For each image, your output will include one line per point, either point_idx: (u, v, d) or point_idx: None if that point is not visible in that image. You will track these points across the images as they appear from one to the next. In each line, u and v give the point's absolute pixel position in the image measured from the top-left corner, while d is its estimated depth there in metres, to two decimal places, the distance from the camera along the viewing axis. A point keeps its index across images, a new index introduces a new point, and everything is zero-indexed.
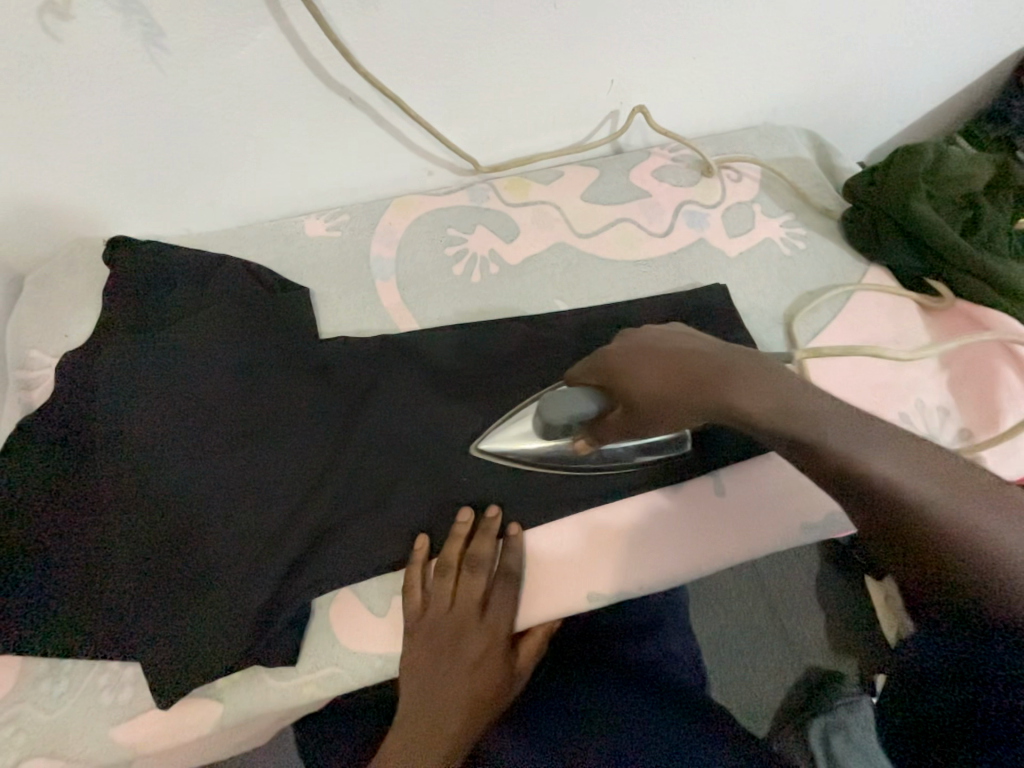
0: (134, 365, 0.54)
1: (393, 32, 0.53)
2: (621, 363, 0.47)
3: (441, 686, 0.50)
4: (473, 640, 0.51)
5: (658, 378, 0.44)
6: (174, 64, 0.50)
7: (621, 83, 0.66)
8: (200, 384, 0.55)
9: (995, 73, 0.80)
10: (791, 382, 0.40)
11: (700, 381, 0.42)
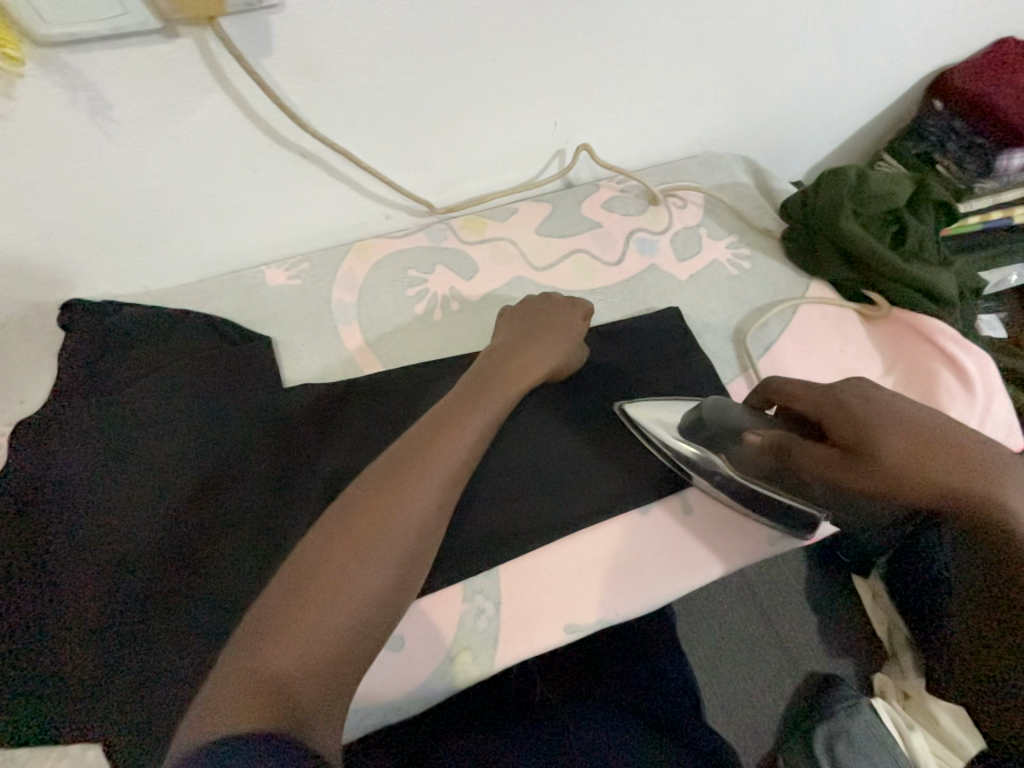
0: (94, 426, 0.54)
1: (339, 92, 0.55)
2: (853, 410, 0.44)
3: (516, 354, 0.59)
4: (551, 315, 0.63)
5: (946, 462, 0.39)
6: (125, 133, 0.51)
7: (564, 124, 0.70)
8: (162, 442, 0.55)
9: (909, 96, 0.87)
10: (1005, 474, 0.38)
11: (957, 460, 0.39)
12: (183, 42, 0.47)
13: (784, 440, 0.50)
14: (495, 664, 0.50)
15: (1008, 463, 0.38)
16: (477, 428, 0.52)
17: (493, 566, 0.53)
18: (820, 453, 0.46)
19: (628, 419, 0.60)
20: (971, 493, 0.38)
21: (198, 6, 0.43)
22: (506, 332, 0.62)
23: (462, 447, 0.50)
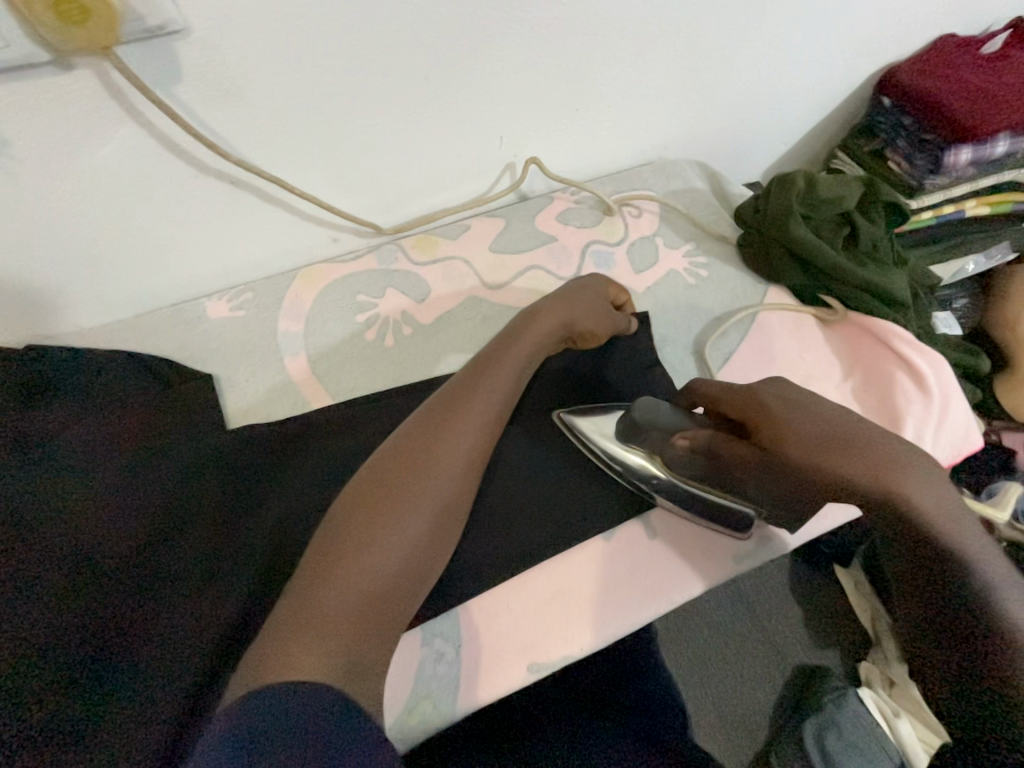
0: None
1: (264, 115, 0.52)
2: (776, 410, 0.45)
3: (546, 330, 0.56)
4: (593, 295, 0.60)
5: (857, 462, 0.40)
6: (28, 169, 0.48)
7: (511, 138, 0.68)
8: (73, 488, 0.46)
9: (859, 94, 0.87)
10: (901, 461, 0.40)
11: (861, 453, 0.40)
12: (80, 74, 0.44)
13: (712, 442, 0.50)
14: (457, 711, 0.48)
15: (905, 453, 0.40)
16: (502, 385, 0.52)
17: (451, 606, 0.51)
18: (742, 452, 0.47)
19: (568, 428, 0.59)
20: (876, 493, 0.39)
21: (88, 37, 0.40)
22: (552, 297, 0.59)
23: (485, 406, 0.51)
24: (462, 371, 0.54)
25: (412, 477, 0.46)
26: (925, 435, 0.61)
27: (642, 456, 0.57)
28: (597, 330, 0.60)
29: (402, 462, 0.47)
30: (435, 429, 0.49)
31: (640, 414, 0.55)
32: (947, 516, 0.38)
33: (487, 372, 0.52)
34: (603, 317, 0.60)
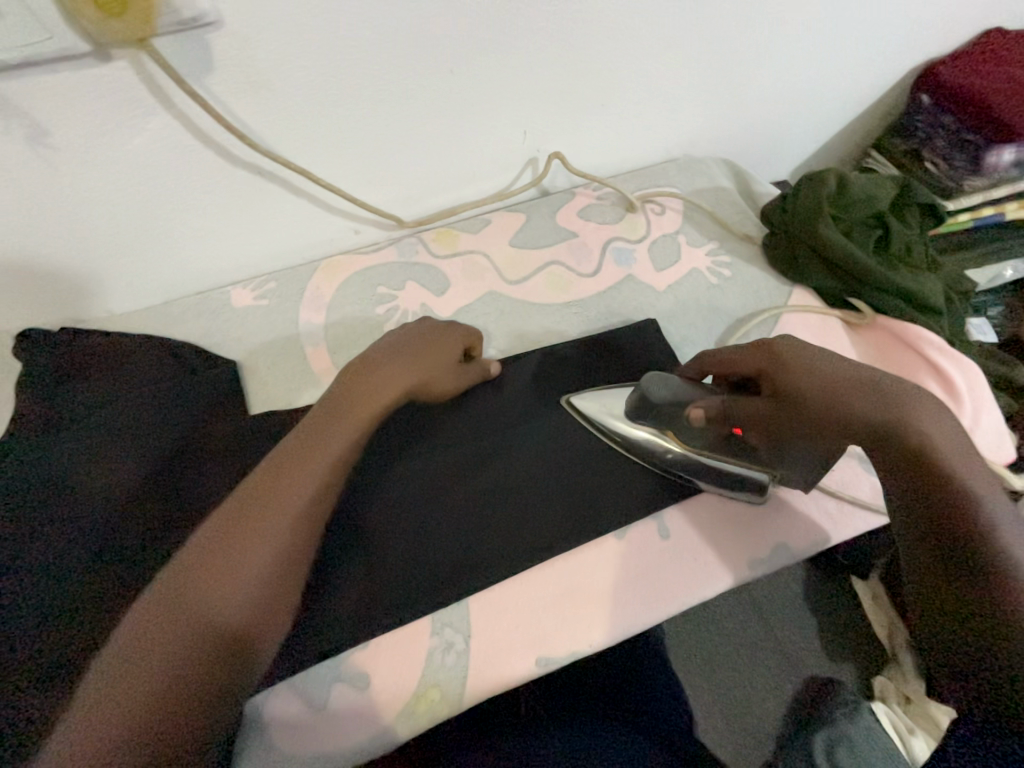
0: (45, 456, 0.50)
1: (292, 108, 0.53)
2: (790, 358, 0.48)
3: (383, 384, 0.49)
4: (446, 349, 0.54)
5: (868, 401, 0.44)
6: (66, 159, 0.49)
7: (534, 133, 0.68)
8: (114, 474, 0.51)
9: (897, 91, 0.84)
10: (916, 403, 0.43)
11: (876, 395, 0.44)
12: (117, 65, 0.45)
13: (724, 406, 0.54)
14: (463, 701, 0.48)
15: (916, 394, 0.44)
16: (325, 464, 0.44)
17: (462, 598, 0.51)
18: (757, 406, 0.51)
19: (574, 410, 0.60)
20: (895, 434, 0.42)
21: (126, 30, 0.41)
22: (389, 345, 0.52)
23: (316, 479, 0.44)
24: (335, 388, 0.49)
25: (218, 571, 0.39)
26: None
27: (655, 432, 0.57)
28: (439, 389, 0.55)
29: (204, 554, 0.40)
30: (251, 511, 0.42)
31: (652, 390, 0.55)
32: (968, 456, 0.40)
33: (318, 444, 0.45)
34: (444, 373, 0.54)
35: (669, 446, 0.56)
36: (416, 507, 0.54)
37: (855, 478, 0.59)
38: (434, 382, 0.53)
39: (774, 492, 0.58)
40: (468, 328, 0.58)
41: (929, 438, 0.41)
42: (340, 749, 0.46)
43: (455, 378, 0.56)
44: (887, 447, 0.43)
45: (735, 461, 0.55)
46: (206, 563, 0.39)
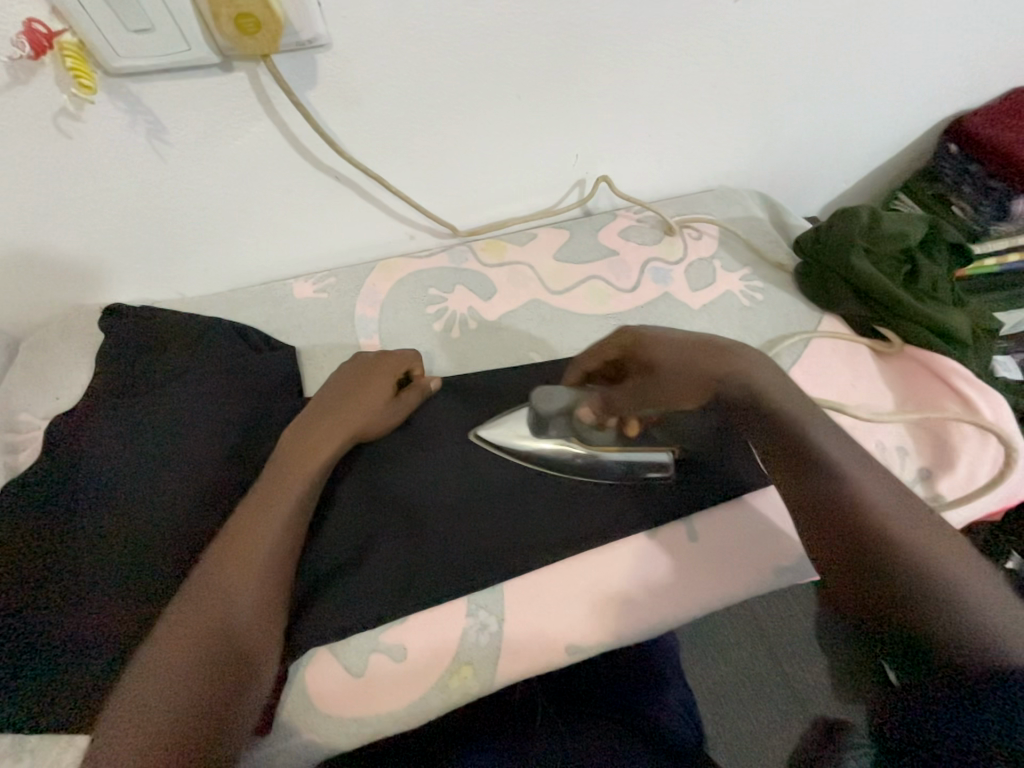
0: (135, 420, 0.57)
1: (375, 122, 0.59)
2: (646, 337, 0.58)
3: (320, 433, 0.55)
4: (382, 383, 0.60)
5: (710, 360, 0.53)
6: (175, 154, 0.56)
7: (585, 157, 0.73)
8: (192, 441, 0.57)
9: (927, 138, 0.89)
10: (740, 354, 0.52)
11: (711, 352, 0.53)
12: (236, 76, 0.51)
13: (606, 399, 0.59)
14: (495, 681, 0.51)
15: (737, 344, 0.54)
16: (285, 520, 0.49)
17: (497, 583, 0.53)
18: (629, 388, 0.60)
19: (482, 441, 0.60)
20: (736, 382, 0.50)
21: (256, 46, 0.47)
22: (328, 394, 0.58)
23: (277, 530, 0.49)
24: (285, 440, 0.55)
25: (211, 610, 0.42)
26: (979, 470, 0.61)
27: (558, 441, 0.58)
28: (380, 426, 0.59)
29: (187, 613, 0.41)
30: (222, 567, 0.45)
31: (540, 405, 0.57)
32: (785, 389, 0.48)
33: (268, 500, 0.50)
34: (387, 411, 0.59)
35: (575, 450, 0.58)
36: (458, 493, 0.57)
37: None
38: (381, 420, 0.59)
39: None
40: (407, 355, 0.62)
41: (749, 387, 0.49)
42: (374, 716, 0.48)
43: (404, 409, 0.60)
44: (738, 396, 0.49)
45: (640, 450, 0.59)
46: (190, 618, 0.41)
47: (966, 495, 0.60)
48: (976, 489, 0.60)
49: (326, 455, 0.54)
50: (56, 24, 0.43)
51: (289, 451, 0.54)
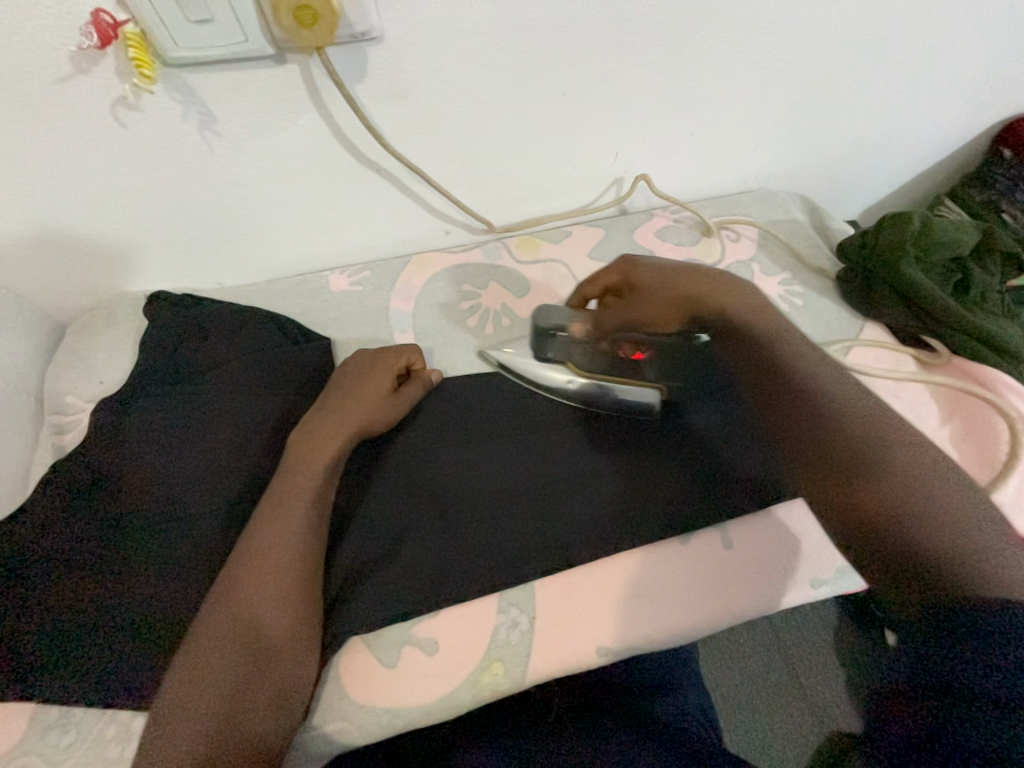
0: (177, 406, 0.58)
1: (420, 117, 0.59)
2: (645, 270, 0.62)
3: (325, 431, 0.54)
4: (383, 378, 0.59)
5: (701, 292, 0.59)
6: (224, 145, 0.56)
7: (625, 155, 0.72)
8: (231, 428, 0.58)
9: (980, 141, 0.85)
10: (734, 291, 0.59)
11: (699, 287, 0.60)
12: (288, 68, 0.51)
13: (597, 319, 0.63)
14: (525, 679, 0.51)
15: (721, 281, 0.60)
16: (295, 525, 0.49)
17: (529, 582, 0.53)
18: (615, 310, 0.63)
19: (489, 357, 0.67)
20: (713, 310, 0.59)
21: (311, 39, 0.47)
22: (334, 393, 0.58)
23: (293, 534, 0.49)
24: (292, 442, 0.55)
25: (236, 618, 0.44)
26: None
27: (556, 365, 0.63)
28: (381, 421, 0.57)
29: (208, 626, 0.44)
30: (238, 577, 0.46)
31: (543, 317, 0.63)
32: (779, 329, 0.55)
33: (282, 503, 0.50)
34: (390, 407, 0.58)
35: (568, 376, 0.63)
36: (492, 490, 0.57)
37: None
38: (385, 416, 0.58)
39: None
40: (405, 350, 0.62)
41: (754, 331, 0.56)
42: (407, 708, 0.49)
43: (406, 405, 0.59)
44: (745, 347, 0.55)
45: (624, 383, 0.62)
46: (211, 634, 0.43)
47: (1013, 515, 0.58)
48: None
49: (331, 455, 0.53)
50: (121, 14, 0.44)
51: (297, 452, 0.53)
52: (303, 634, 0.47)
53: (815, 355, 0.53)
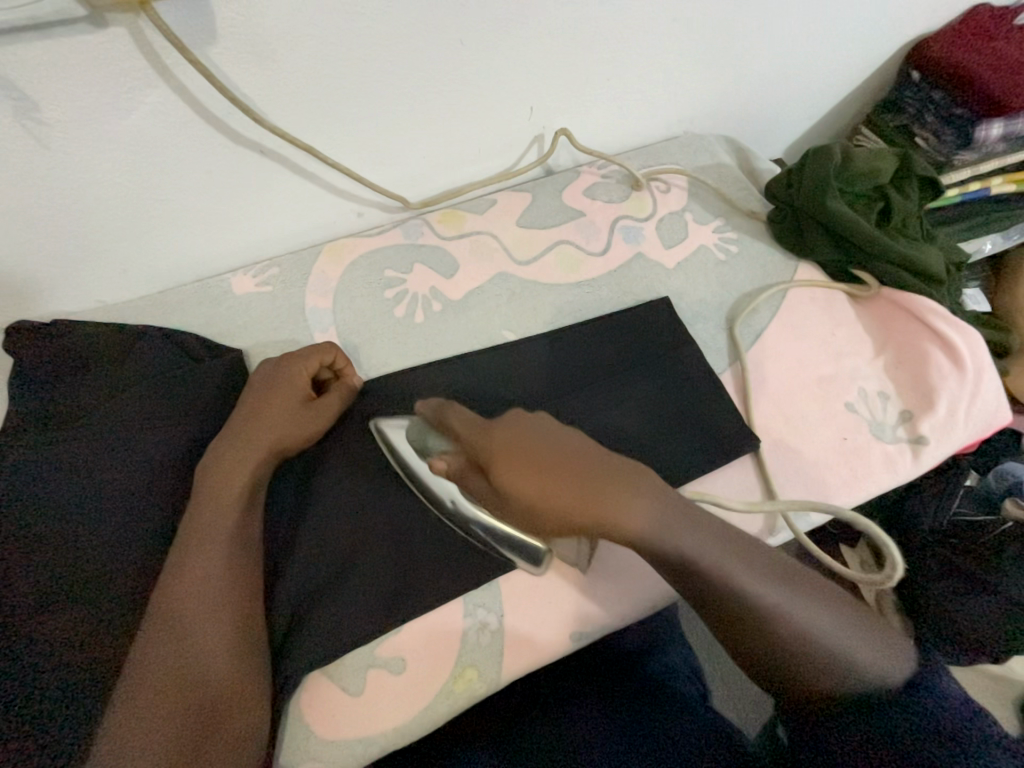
0: (65, 451, 0.50)
1: (293, 81, 0.51)
2: (497, 453, 0.46)
3: (238, 452, 0.49)
4: (295, 383, 0.53)
5: (605, 513, 0.42)
6: (56, 136, 0.46)
7: (541, 109, 0.66)
8: (135, 466, 0.51)
9: (889, 65, 0.85)
10: (650, 494, 0.43)
11: (598, 501, 0.42)
12: (114, 32, 0.43)
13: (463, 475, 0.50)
14: (501, 678, 0.49)
15: (630, 482, 0.43)
16: (216, 560, 0.45)
17: (493, 579, 0.51)
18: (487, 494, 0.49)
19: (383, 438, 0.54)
20: (636, 537, 0.42)
21: None
22: (245, 408, 0.52)
23: (215, 567, 0.44)
24: (202, 469, 0.49)
25: (164, 670, 0.41)
26: (957, 408, 0.61)
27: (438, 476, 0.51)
28: (297, 433, 0.52)
29: (140, 684, 0.40)
30: (161, 623, 0.42)
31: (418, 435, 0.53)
32: (700, 527, 0.43)
33: (200, 536, 0.45)
34: (308, 413, 0.53)
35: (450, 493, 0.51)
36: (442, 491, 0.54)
37: (866, 446, 0.60)
38: (305, 425, 0.53)
39: (790, 463, 0.59)
40: (315, 349, 0.56)
41: (669, 557, 0.42)
42: (382, 730, 0.46)
43: (329, 408, 0.54)
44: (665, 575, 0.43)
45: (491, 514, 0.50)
46: (137, 689, 0.40)
47: (946, 434, 0.60)
48: (955, 428, 0.60)
49: (245, 475, 0.48)
50: None
51: (207, 480, 0.48)
52: (243, 673, 0.43)
53: (725, 546, 0.43)
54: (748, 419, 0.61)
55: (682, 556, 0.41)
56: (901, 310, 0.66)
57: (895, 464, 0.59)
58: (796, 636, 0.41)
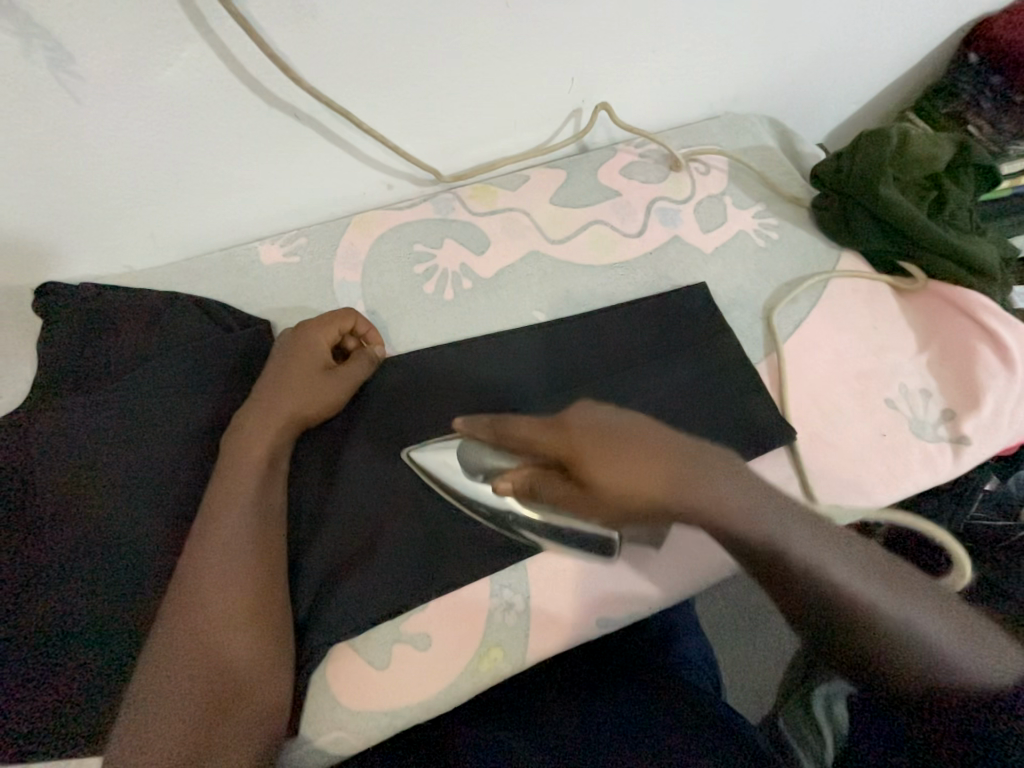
0: (92, 414, 0.50)
1: (332, 40, 0.49)
2: (587, 452, 0.43)
3: (259, 422, 0.49)
4: (315, 354, 0.53)
5: (678, 495, 0.40)
6: (91, 91, 0.45)
7: (582, 80, 0.64)
8: (164, 433, 0.50)
9: (947, 46, 0.81)
10: (723, 477, 0.41)
11: (674, 482, 0.41)
12: None
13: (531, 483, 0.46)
14: (525, 659, 0.49)
15: (704, 464, 0.42)
16: (237, 528, 0.45)
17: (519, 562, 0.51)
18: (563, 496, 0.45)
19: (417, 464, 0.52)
20: (710, 516, 0.40)
21: None
22: (268, 379, 0.52)
23: (235, 536, 0.44)
24: (225, 440, 0.49)
25: (186, 633, 0.41)
26: (1003, 409, 0.59)
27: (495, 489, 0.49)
28: (320, 405, 0.52)
29: (164, 645, 0.41)
30: (184, 588, 0.43)
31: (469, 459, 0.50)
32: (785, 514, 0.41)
33: (221, 505, 0.45)
34: (330, 384, 0.53)
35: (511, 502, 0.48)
36: None
37: (905, 444, 0.58)
38: (328, 396, 0.52)
39: (825, 458, 0.58)
40: (334, 317, 0.55)
41: (754, 542, 0.39)
42: (405, 705, 0.47)
43: (349, 379, 0.54)
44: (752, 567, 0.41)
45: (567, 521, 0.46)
46: (163, 649, 0.41)
47: (990, 435, 0.58)
48: (1000, 430, 0.58)
49: (267, 445, 0.48)
50: None
51: (229, 450, 0.48)
52: (262, 639, 0.43)
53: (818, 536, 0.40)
54: (784, 411, 0.59)
55: (770, 541, 0.39)
56: (948, 304, 0.64)
57: (934, 463, 0.58)
58: (921, 646, 0.36)
